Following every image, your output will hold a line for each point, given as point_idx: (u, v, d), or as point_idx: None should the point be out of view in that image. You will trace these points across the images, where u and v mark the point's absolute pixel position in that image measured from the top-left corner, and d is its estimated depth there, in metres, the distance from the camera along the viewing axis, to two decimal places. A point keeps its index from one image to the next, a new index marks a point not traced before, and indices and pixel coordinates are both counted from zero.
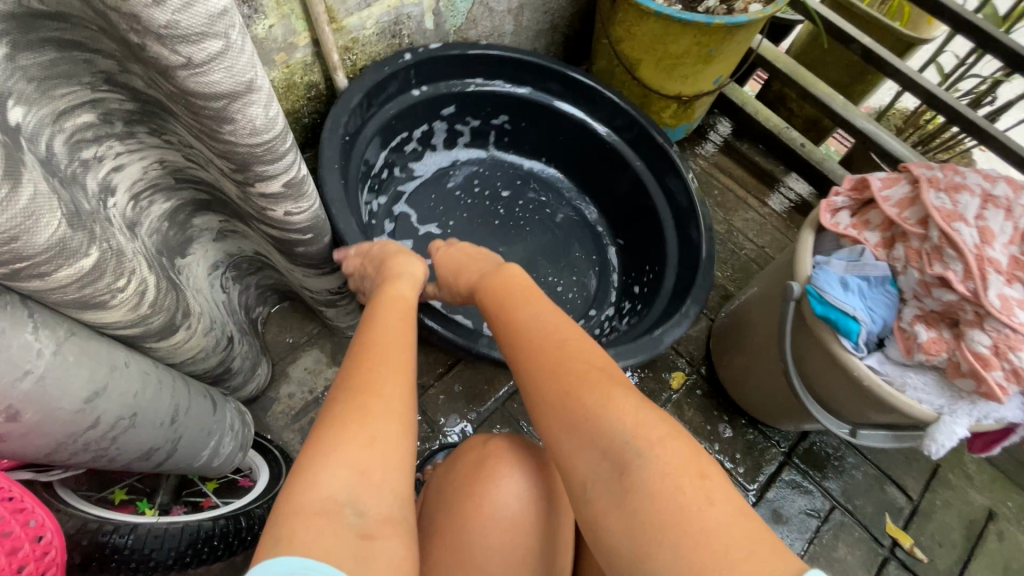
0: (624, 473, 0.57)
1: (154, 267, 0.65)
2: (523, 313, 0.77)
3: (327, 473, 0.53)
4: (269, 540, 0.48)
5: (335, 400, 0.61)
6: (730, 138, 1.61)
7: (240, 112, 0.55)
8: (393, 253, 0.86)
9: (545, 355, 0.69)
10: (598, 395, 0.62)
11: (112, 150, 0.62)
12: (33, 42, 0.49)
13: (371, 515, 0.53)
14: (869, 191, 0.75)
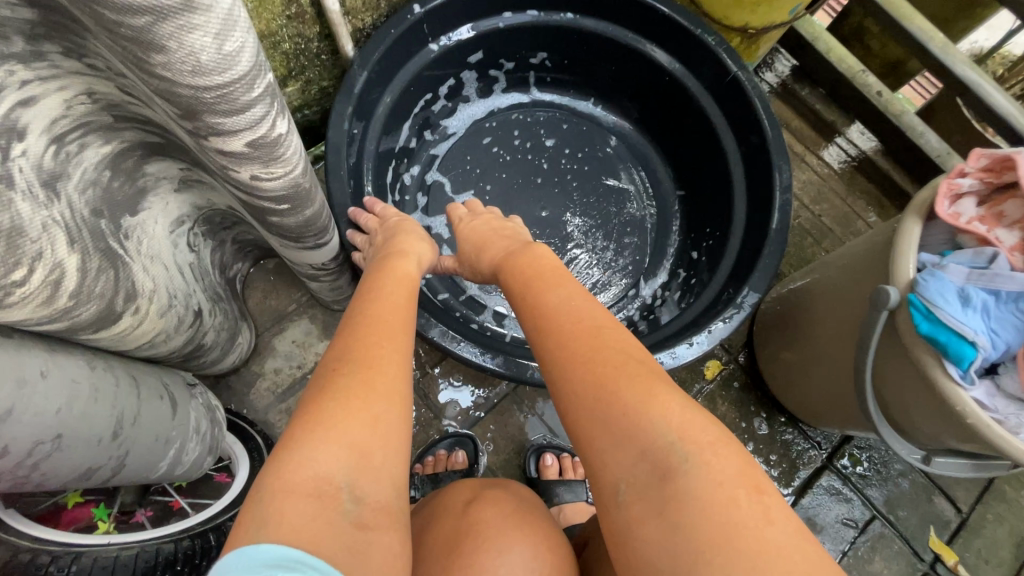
0: (667, 479, 0.42)
1: (82, 240, 0.50)
2: (549, 290, 0.60)
3: (322, 446, 0.42)
4: (246, 522, 0.37)
5: (326, 366, 0.49)
6: (790, 80, 1.37)
7: (174, 39, 0.35)
8: (400, 226, 0.76)
9: (572, 334, 0.53)
10: (637, 382, 0.47)
11: (14, 77, 0.44)
12: None
13: (370, 503, 0.42)
14: (1012, 174, 0.58)
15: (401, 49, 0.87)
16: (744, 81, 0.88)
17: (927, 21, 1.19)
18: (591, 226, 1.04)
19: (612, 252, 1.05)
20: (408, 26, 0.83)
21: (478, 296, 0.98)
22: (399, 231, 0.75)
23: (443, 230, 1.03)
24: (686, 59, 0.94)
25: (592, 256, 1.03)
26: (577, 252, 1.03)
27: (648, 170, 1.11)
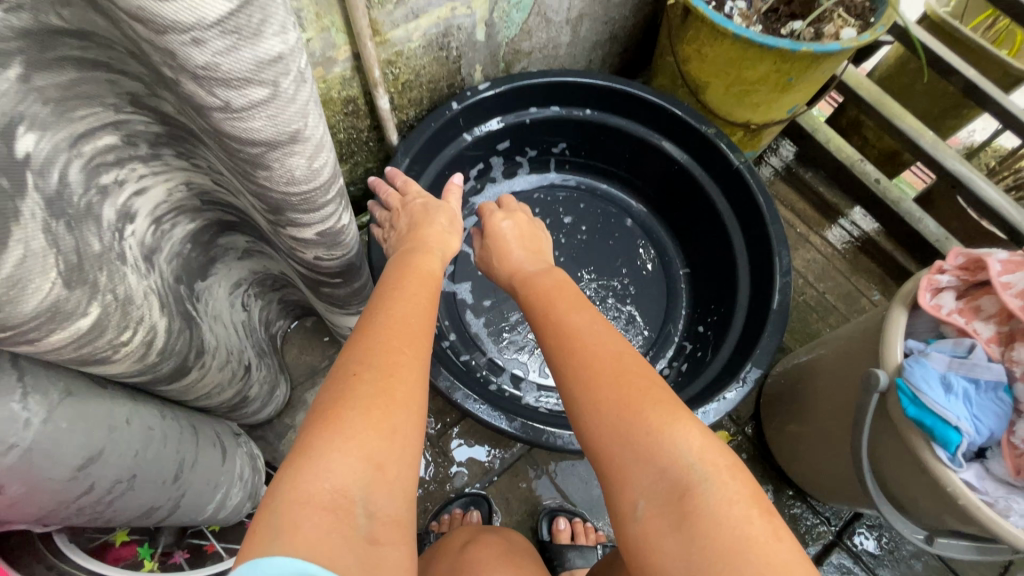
0: (686, 496, 0.44)
1: (168, 305, 0.58)
2: (571, 311, 0.63)
3: (339, 458, 0.42)
4: (261, 532, 0.38)
5: (346, 370, 0.48)
6: (794, 165, 1.48)
7: (278, 160, 0.44)
8: (427, 212, 0.79)
9: (597, 356, 0.55)
10: (661, 403, 0.49)
11: (134, 173, 0.55)
12: (51, 60, 0.43)
13: (381, 518, 0.41)
14: (984, 273, 0.64)
15: (440, 138, 1.00)
16: (746, 175, 0.97)
17: (916, 119, 1.31)
18: (603, 297, 1.12)
19: (623, 322, 1.11)
20: (446, 119, 0.96)
21: (498, 360, 1.04)
22: (426, 217, 0.78)
23: (468, 295, 1.08)
24: (693, 151, 1.05)
25: None
26: None
27: (658, 246, 1.19)
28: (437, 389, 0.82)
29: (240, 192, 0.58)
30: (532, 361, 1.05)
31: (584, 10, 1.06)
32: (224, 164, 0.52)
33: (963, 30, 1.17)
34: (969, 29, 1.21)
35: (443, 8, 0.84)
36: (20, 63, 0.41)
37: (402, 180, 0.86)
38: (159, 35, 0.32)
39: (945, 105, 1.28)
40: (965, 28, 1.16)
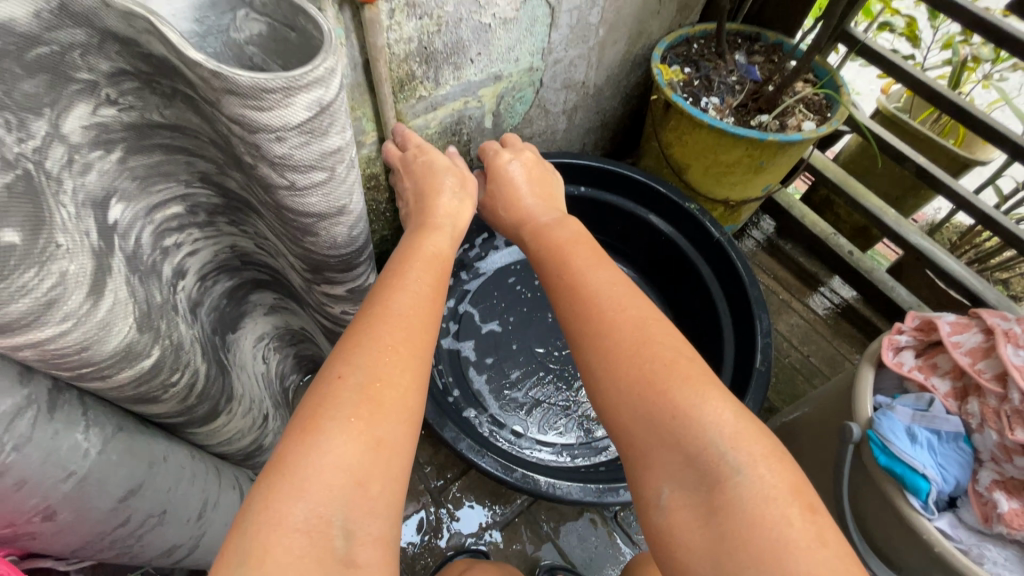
0: (717, 486, 0.46)
1: (207, 353, 0.65)
2: (591, 275, 0.64)
3: (313, 477, 0.43)
4: (230, 557, 0.40)
5: (331, 372, 0.50)
6: (774, 237, 1.60)
7: (324, 230, 0.54)
8: (433, 172, 0.79)
9: (621, 335, 0.56)
10: (691, 382, 0.51)
11: (191, 237, 0.64)
12: (145, 146, 0.54)
13: (359, 537, 0.43)
14: (937, 334, 0.72)
15: None
16: (729, 247, 1.08)
17: (879, 198, 1.44)
18: None
19: None
20: None
21: (499, 418, 1.08)
22: (432, 180, 0.78)
23: (471, 353, 1.15)
24: (678, 224, 1.16)
25: None
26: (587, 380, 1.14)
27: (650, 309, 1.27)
28: (443, 440, 0.87)
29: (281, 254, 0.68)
30: (531, 418, 1.09)
31: (578, 103, 1.22)
32: (274, 232, 0.61)
33: (912, 124, 1.33)
34: (917, 122, 1.37)
35: (457, 102, 0.98)
36: (121, 149, 0.52)
37: (403, 138, 0.84)
38: (253, 134, 0.42)
39: (904, 187, 1.42)
40: (912, 121, 1.33)
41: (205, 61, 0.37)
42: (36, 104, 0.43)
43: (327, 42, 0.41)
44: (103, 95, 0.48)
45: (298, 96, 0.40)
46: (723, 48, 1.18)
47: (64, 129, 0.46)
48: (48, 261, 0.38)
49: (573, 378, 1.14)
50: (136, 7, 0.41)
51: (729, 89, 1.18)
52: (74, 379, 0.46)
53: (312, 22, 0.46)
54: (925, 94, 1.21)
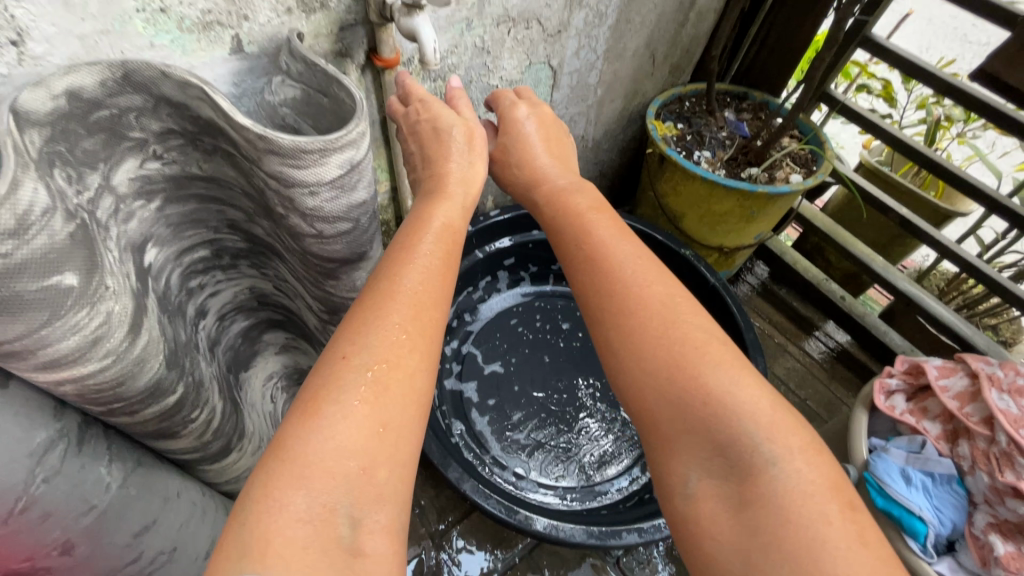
0: (750, 478, 0.47)
1: (223, 391, 0.67)
2: (614, 253, 0.62)
3: (314, 464, 0.40)
4: (228, 551, 0.37)
5: (335, 351, 0.47)
6: (768, 281, 1.65)
7: (345, 275, 0.60)
8: (439, 135, 0.66)
9: (650, 320, 0.56)
10: (726, 369, 0.52)
11: (214, 279, 0.68)
12: (182, 196, 0.58)
13: (367, 527, 0.40)
14: (925, 378, 0.75)
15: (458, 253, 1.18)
16: (724, 292, 1.12)
17: (867, 246, 1.50)
18: (605, 400, 1.19)
19: (618, 426, 1.16)
20: None
21: (500, 459, 1.09)
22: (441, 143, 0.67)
23: (473, 394, 1.16)
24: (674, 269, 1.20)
25: (602, 426, 1.15)
26: (588, 423, 1.15)
27: None
28: (447, 480, 0.87)
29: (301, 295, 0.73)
30: (533, 460, 1.10)
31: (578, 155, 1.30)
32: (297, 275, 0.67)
33: (893, 176, 1.41)
34: (898, 175, 1.45)
35: None
36: (160, 198, 0.56)
37: (404, 92, 0.69)
38: (290, 190, 0.47)
39: (890, 235, 1.48)
40: (893, 174, 1.40)
41: (252, 128, 0.42)
42: (93, 159, 0.48)
43: (361, 108, 0.46)
44: (150, 151, 0.53)
45: (333, 155, 0.45)
46: (713, 106, 1.27)
47: (113, 181, 0.51)
48: (98, 301, 0.42)
49: (574, 420, 1.15)
50: (192, 77, 0.47)
51: (719, 144, 1.26)
52: (105, 414, 0.49)
53: (342, 87, 0.51)
54: (904, 150, 1.29)
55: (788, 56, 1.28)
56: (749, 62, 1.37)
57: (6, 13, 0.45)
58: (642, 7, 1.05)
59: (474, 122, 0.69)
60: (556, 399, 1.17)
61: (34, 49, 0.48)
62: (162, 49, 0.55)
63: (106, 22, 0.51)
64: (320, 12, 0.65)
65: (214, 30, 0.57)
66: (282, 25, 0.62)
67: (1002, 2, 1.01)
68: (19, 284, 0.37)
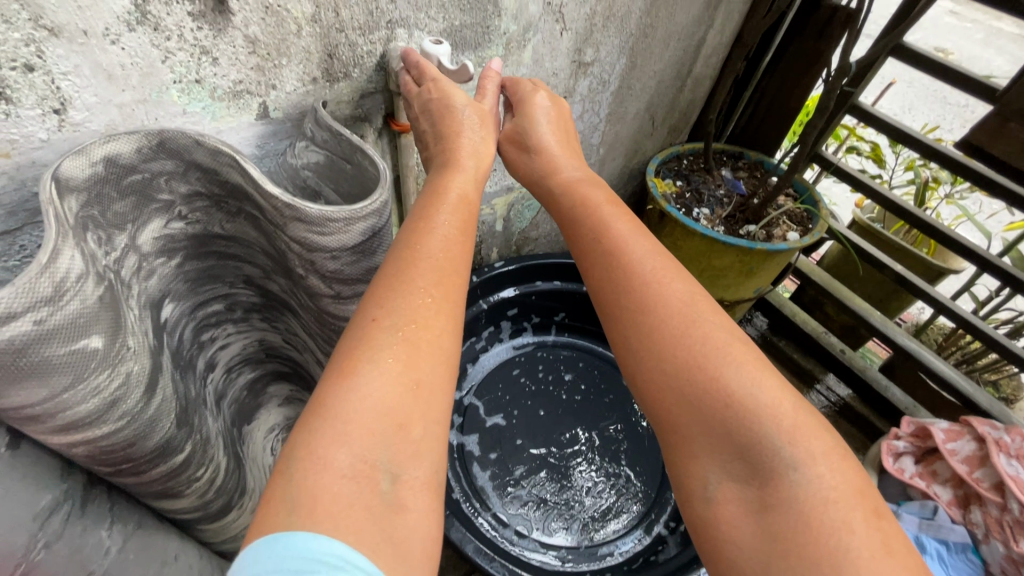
0: (771, 482, 0.48)
1: (228, 446, 0.67)
2: (630, 246, 0.64)
3: (352, 424, 0.42)
4: (277, 505, 0.38)
5: (364, 315, 0.49)
6: (767, 332, 1.66)
7: None
8: (453, 112, 0.65)
9: (671, 314, 0.57)
10: (745, 365, 0.53)
11: (225, 331, 0.68)
12: (201, 253, 0.60)
13: (405, 481, 0.42)
14: (933, 441, 0.75)
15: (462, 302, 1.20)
16: None
17: (864, 301, 1.53)
18: (608, 454, 1.17)
19: (621, 483, 1.13)
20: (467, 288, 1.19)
21: (502, 516, 1.06)
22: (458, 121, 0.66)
23: (475, 448, 1.14)
24: None
25: (605, 483, 1.13)
26: (592, 480, 1.13)
27: None
28: (449, 541, 0.85)
29: (311, 349, 0.74)
30: (535, 518, 1.07)
31: None
32: (309, 330, 0.68)
33: (885, 234, 1.45)
34: (891, 232, 1.49)
35: None
36: (181, 256, 0.58)
37: (417, 68, 0.66)
38: (312, 255, 0.52)
39: (886, 290, 1.51)
40: (886, 232, 1.45)
41: (279, 197, 0.46)
42: (122, 221, 0.50)
43: (383, 175, 0.51)
44: (176, 212, 0.54)
45: (357, 224, 0.50)
46: (711, 165, 1.32)
47: (139, 241, 0.52)
48: (118, 362, 0.43)
49: (578, 476, 1.13)
50: (223, 146, 0.50)
51: (718, 201, 1.30)
52: (112, 475, 0.49)
53: (368, 158, 0.55)
54: (896, 210, 1.33)
55: (781, 119, 1.35)
56: (744, 123, 1.44)
57: (53, 85, 0.48)
58: (642, 75, 1.12)
59: (487, 106, 0.71)
60: (559, 453, 1.15)
61: (75, 117, 0.50)
62: (194, 115, 0.58)
63: (144, 92, 0.54)
64: (343, 82, 0.68)
65: (243, 98, 0.60)
66: (306, 94, 0.65)
67: (979, 78, 1.08)
68: (48, 349, 0.38)
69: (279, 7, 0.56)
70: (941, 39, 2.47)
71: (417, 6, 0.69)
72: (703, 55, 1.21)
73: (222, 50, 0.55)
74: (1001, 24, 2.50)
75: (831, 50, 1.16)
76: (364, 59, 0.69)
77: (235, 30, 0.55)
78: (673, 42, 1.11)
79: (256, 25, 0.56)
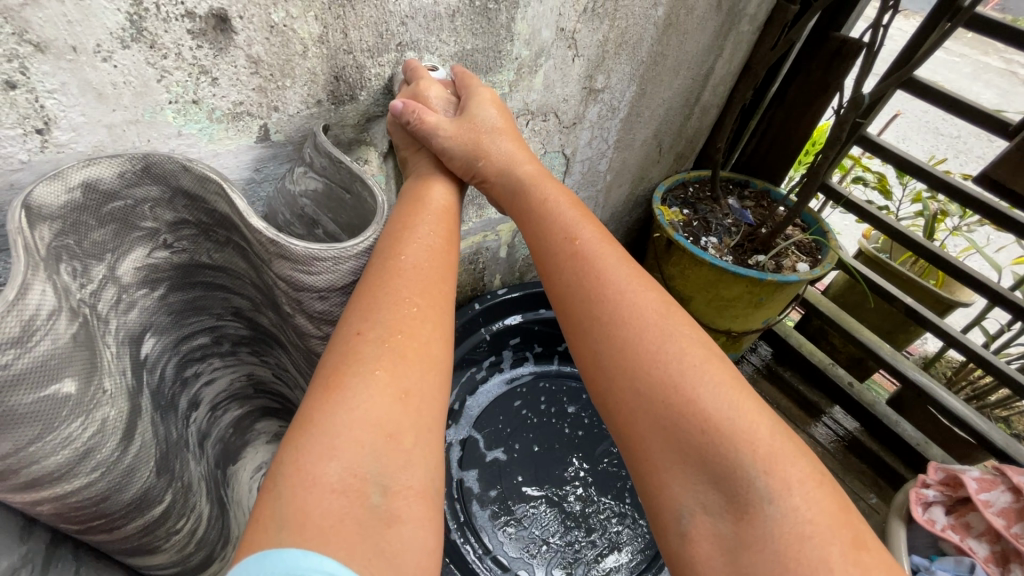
0: (747, 512, 0.45)
1: (211, 492, 0.62)
2: (600, 259, 0.60)
3: (342, 437, 0.40)
4: (268, 526, 0.36)
5: (349, 328, 0.48)
6: (772, 362, 1.63)
7: None
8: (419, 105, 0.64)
9: (640, 332, 0.54)
10: (716, 383, 0.50)
11: (211, 365, 0.63)
12: (187, 283, 0.55)
13: (399, 490, 0.40)
14: (964, 490, 0.72)
15: (463, 331, 1.16)
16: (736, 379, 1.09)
17: (873, 333, 1.50)
18: (614, 493, 1.11)
19: (627, 524, 1.08)
20: (469, 316, 1.15)
21: (502, 559, 1.00)
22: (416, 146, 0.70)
23: (474, 484, 1.09)
24: None
25: (611, 524, 1.07)
26: (596, 520, 1.07)
27: None
28: None
29: (303, 385, 0.70)
30: (538, 561, 1.01)
31: None
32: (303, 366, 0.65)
33: (893, 265, 1.43)
34: (898, 263, 1.47)
35: (477, 236, 1.08)
36: (165, 287, 0.53)
37: (411, 71, 0.65)
38: (300, 294, 0.52)
39: (895, 322, 1.49)
40: (893, 263, 1.43)
41: (266, 231, 0.47)
42: (101, 250, 0.46)
43: (378, 213, 0.52)
44: (161, 241, 0.51)
45: (345, 262, 0.51)
46: (717, 193, 1.30)
47: (118, 271, 0.48)
48: (94, 408, 0.40)
49: (581, 516, 1.07)
50: (212, 172, 0.47)
51: (725, 230, 1.28)
52: (79, 532, 0.44)
53: (367, 189, 0.54)
54: (905, 241, 1.31)
55: (788, 150, 1.33)
56: (750, 152, 1.43)
57: (37, 103, 0.44)
58: (651, 103, 1.10)
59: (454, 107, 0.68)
60: (561, 491, 1.10)
61: (59, 137, 0.47)
62: (189, 137, 0.54)
63: (137, 113, 0.50)
64: (348, 104, 0.65)
65: (243, 120, 0.57)
66: (310, 117, 0.62)
67: (990, 112, 1.07)
68: (16, 398, 0.34)
69: (285, 27, 0.54)
70: (931, 73, 2.52)
71: (429, 29, 0.67)
72: (711, 84, 1.20)
73: (222, 70, 0.52)
74: (989, 58, 2.54)
75: (840, 81, 1.16)
76: (372, 82, 0.66)
77: (237, 49, 0.52)
78: (682, 70, 1.09)
79: (260, 44, 0.53)
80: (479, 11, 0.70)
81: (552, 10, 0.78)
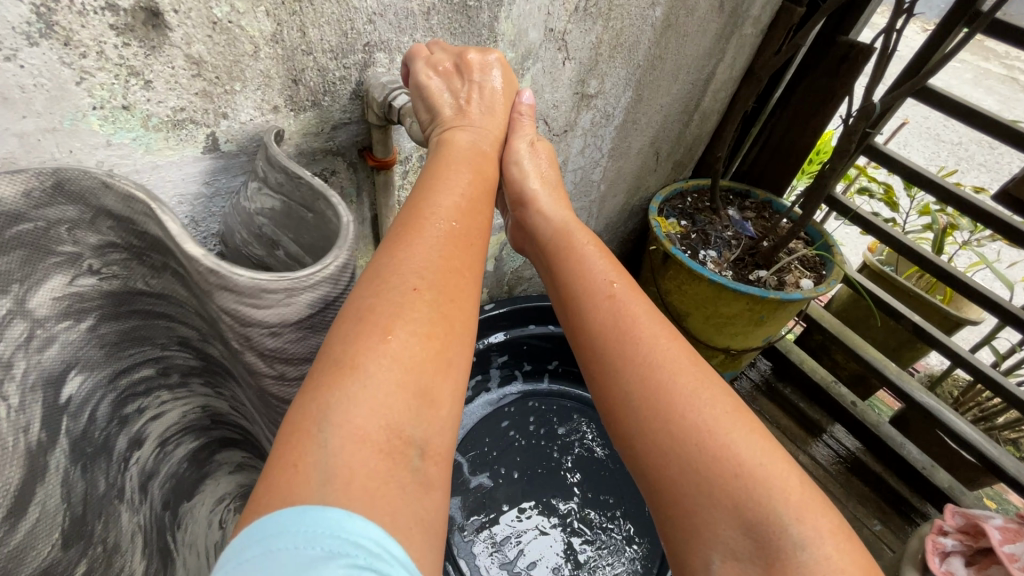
0: (778, 566, 0.41)
1: (152, 542, 0.55)
2: (634, 304, 0.55)
3: (388, 391, 0.34)
4: (306, 480, 0.30)
5: (394, 275, 0.40)
6: (771, 378, 1.57)
7: None
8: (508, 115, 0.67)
9: (672, 367, 0.50)
10: (749, 429, 0.46)
11: (157, 399, 0.56)
12: (121, 313, 0.49)
13: (434, 456, 0.35)
14: (986, 539, 0.67)
15: None
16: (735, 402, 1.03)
17: (878, 351, 1.45)
18: (604, 520, 1.05)
19: (619, 556, 1.00)
20: None
21: None
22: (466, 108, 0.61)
23: (457, 513, 1.02)
24: None
25: (603, 558, 1.00)
26: (587, 554, 1.00)
27: None
28: None
29: (262, 422, 0.63)
30: None
31: None
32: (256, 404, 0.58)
33: (898, 279, 1.37)
34: (904, 278, 1.42)
35: None
36: (94, 317, 0.46)
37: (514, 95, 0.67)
38: (247, 331, 0.45)
39: (899, 339, 1.43)
40: (899, 277, 1.37)
41: (204, 259, 0.40)
42: (5, 281, 0.39)
43: (343, 235, 0.45)
44: (85, 267, 0.44)
45: (301, 293, 0.44)
46: (717, 204, 1.24)
47: (31, 304, 0.41)
48: None
49: (571, 549, 1.00)
50: (137, 190, 0.43)
51: (725, 243, 1.21)
52: None
53: (332, 208, 0.47)
54: (914, 256, 1.25)
55: (790, 160, 1.28)
56: (750, 161, 1.37)
57: None
58: (648, 109, 1.04)
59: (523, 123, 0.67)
60: (550, 521, 1.03)
61: None
62: (121, 147, 0.48)
63: (54, 120, 0.43)
64: (311, 111, 0.59)
65: (186, 128, 0.51)
66: (265, 123, 0.56)
67: (1006, 122, 1.01)
68: None
69: (228, 24, 0.47)
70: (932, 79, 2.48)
71: (400, 28, 0.60)
72: (711, 88, 1.14)
73: (156, 71, 0.46)
74: (990, 65, 2.49)
75: (848, 87, 1.10)
76: (337, 86, 0.59)
77: (173, 48, 0.45)
78: (680, 75, 1.03)
79: (201, 43, 0.47)
80: (458, 8, 0.64)
81: (540, 8, 0.72)
